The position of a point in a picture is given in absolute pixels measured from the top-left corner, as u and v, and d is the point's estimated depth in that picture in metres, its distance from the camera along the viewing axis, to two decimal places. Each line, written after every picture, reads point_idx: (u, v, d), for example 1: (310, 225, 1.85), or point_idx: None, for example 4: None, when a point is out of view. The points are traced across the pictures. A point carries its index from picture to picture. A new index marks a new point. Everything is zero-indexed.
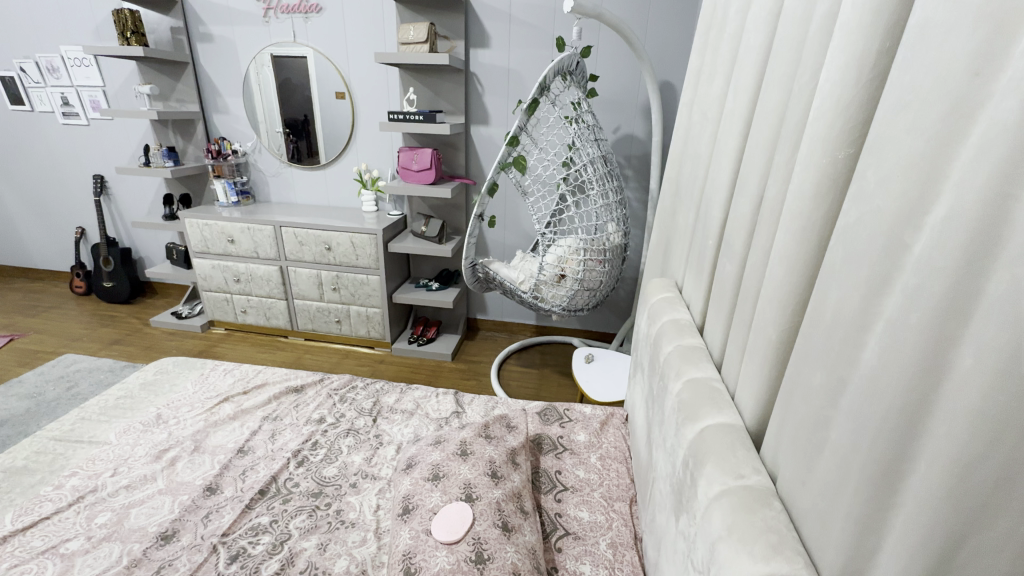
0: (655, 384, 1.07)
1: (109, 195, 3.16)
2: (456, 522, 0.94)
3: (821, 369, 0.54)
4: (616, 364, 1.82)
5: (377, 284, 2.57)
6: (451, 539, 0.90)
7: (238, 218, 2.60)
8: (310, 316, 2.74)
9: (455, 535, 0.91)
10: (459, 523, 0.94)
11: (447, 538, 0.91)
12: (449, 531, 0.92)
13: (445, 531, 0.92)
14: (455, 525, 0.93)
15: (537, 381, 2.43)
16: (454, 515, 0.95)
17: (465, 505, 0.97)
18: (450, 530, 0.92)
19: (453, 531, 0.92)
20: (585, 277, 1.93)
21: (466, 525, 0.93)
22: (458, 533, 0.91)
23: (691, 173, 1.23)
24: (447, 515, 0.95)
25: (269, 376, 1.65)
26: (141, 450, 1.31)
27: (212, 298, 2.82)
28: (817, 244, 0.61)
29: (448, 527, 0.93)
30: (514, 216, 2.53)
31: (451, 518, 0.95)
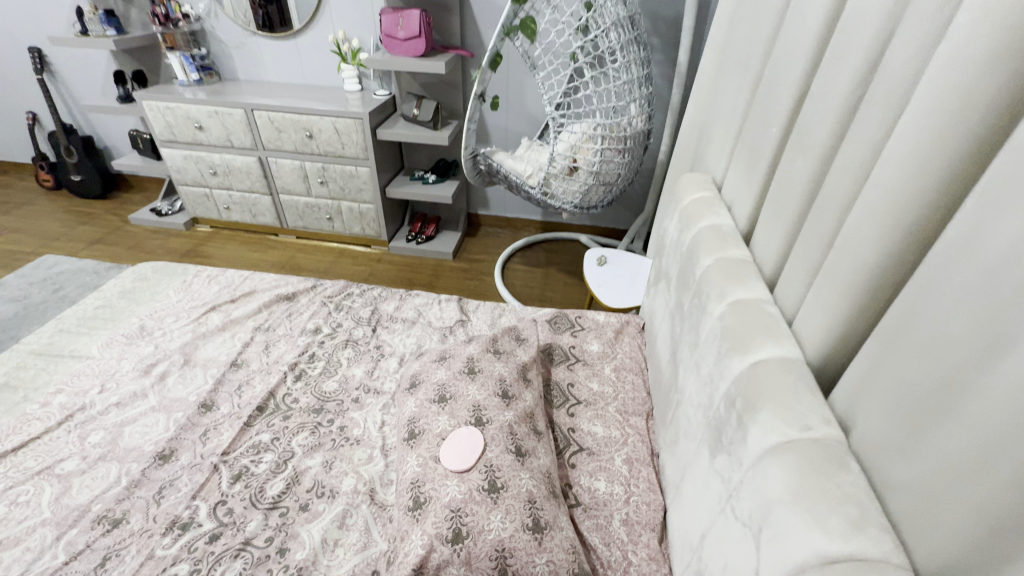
0: (687, 301, 0.94)
1: (53, 73, 2.76)
2: (467, 450, 0.87)
3: (965, 322, 0.40)
4: (631, 266, 1.68)
5: (367, 177, 2.34)
6: (464, 470, 0.84)
7: (203, 100, 2.27)
8: (299, 212, 2.54)
9: (468, 465, 0.84)
10: (470, 450, 0.87)
11: (459, 469, 0.84)
12: (461, 460, 0.85)
13: (456, 461, 0.85)
14: (465, 453, 0.86)
15: (543, 281, 2.32)
16: (463, 443, 0.88)
17: (475, 431, 0.90)
18: (461, 459, 0.85)
19: (465, 460, 0.85)
20: (600, 170, 1.71)
21: (479, 452, 0.86)
22: (471, 462, 0.85)
23: (751, 37, 0.97)
24: (455, 443, 0.88)
25: (256, 283, 1.53)
26: (128, 365, 1.24)
27: (191, 193, 2.60)
28: (971, 141, 0.44)
29: (458, 456, 0.86)
30: (519, 97, 2.21)
31: (461, 445, 0.88)
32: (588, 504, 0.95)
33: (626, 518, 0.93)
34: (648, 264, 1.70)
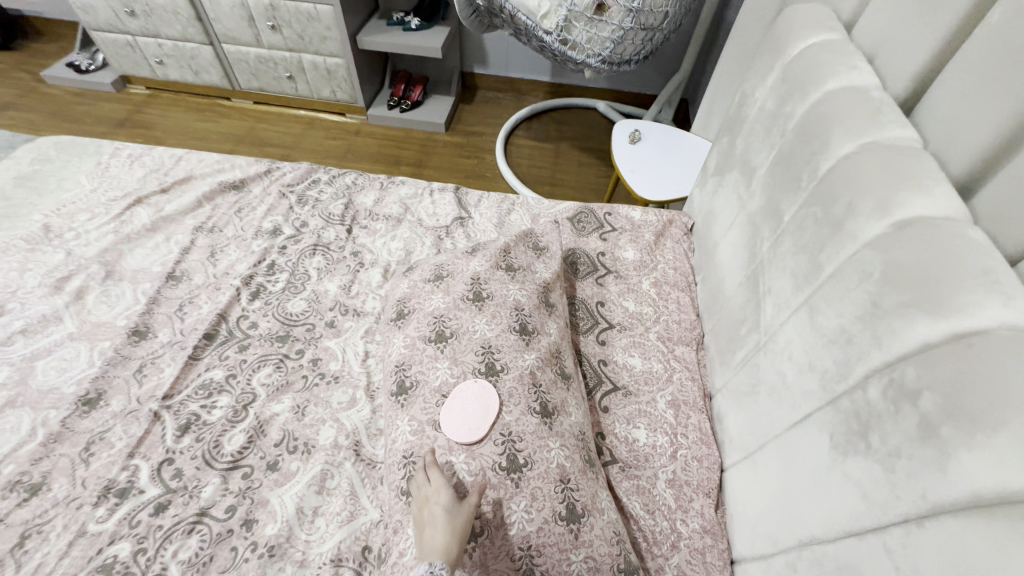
0: (796, 208, 0.64)
1: None
2: (478, 410, 0.65)
3: None
4: (675, 145, 1.33)
5: (331, 20, 1.81)
6: (480, 441, 0.63)
7: None
8: (251, 69, 2.04)
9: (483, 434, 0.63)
10: (481, 412, 0.65)
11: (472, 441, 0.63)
12: (472, 430, 0.63)
13: (465, 433, 0.63)
14: (477, 416, 0.65)
15: (554, 160, 1.95)
16: (472, 400, 0.66)
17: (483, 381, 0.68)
18: (473, 427, 0.64)
19: (476, 428, 0.64)
20: (643, 6, 1.24)
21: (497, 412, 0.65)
22: (486, 429, 0.63)
23: None
24: (458, 403, 0.66)
25: (193, 167, 1.18)
26: (33, 279, 0.96)
27: (110, 42, 2.05)
28: None
29: (468, 423, 0.64)
30: None
31: (469, 405, 0.66)
32: (626, 461, 0.77)
33: (672, 478, 0.75)
34: (707, 146, 1.34)
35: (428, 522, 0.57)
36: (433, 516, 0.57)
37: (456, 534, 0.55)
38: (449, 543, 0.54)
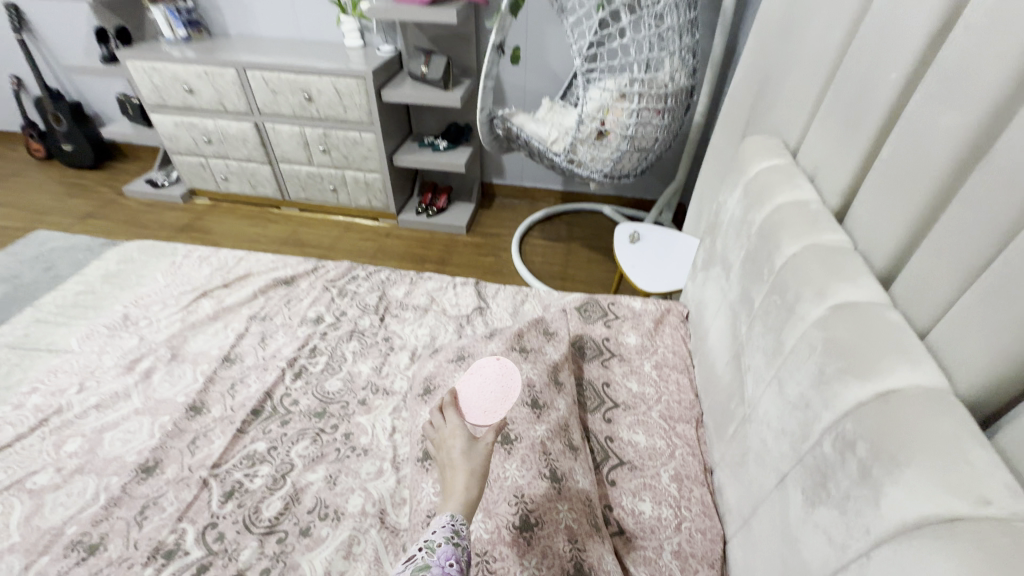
0: (762, 296, 0.77)
1: (32, 32, 2.56)
2: (495, 387, 0.78)
3: None
4: (668, 243, 1.50)
5: (373, 144, 2.15)
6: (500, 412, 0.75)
7: (191, 59, 2.06)
8: (301, 184, 2.37)
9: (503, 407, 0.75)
10: (499, 389, 0.78)
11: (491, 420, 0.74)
12: (486, 412, 0.76)
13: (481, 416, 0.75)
14: (495, 392, 0.77)
15: (564, 258, 2.14)
16: (486, 380, 0.80)
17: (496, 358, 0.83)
18: (492, 404, 0.76)
19: (496, 410, 0.76)
20: (636, 134, 1.50)
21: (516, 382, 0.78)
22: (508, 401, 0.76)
23: None
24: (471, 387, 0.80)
25: (253, 265, 1.38)
26: (109, 361, 1.11)
27: (186, 164, 2.43)
28: None
29: (485, 401, 0.77)
30: (540, 50, 1.97)
31: (484, 385, 0.79)
32: (632, 532, 0.82)
33: (678, 550, 0.79)
34: (695, 243, 1.51)
35: (449, 465, 0.65)
36: (453, 459, 0.65)
37: (474, 477, 0.62)
38: (468, 484, 0.62)
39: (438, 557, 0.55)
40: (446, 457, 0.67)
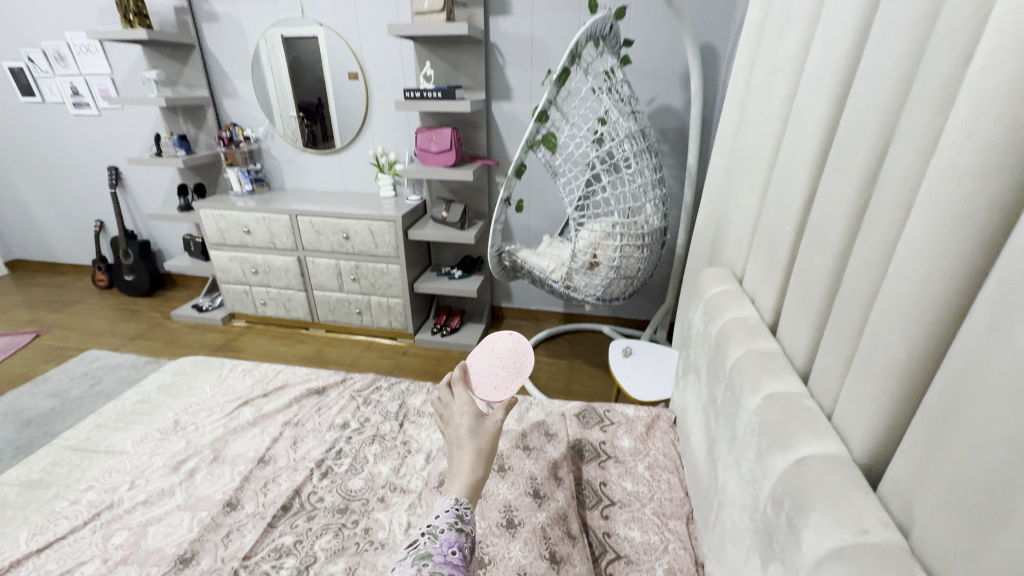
0: (721, 394, 0.93)
1: (124, 187, 3.11)
2: (506, 360, 1.00)
3: (1007, 416, 0.40)
4: (655, 357, 1.69)
5: (397, 274, 2.47)
6: (516, 383, 0.98)
7: (253, 207, 2.50)
8: (331, 308, 2.65)
9: (518, 378, 0.97)
10: (504, 369, 0.99)
11: (507, 392, 0.96)
12: (499, 384, 0.98)
13: (497, 389, 0.97)
14: (508, 365, 0.99)
15: (568, 373, 2.30)
16: (496, 356, 1.01)
17: (504, 336, 1.04)
18: (506, 376, 0.98)
19: (501, 389, 0.97)
20: (621, 264, 1.79)
21: (528, 355, 1.01)
22: (520, 373, 0.99)
23: (756, 146, 1.06)
24: (483, 366, 1.00)
25: (289, 377, 1.56)
26: (159, 461, 1.24)
27: (232, 291, 2.76)
28: (981, 239, 0.47)
29: (499, 375, 0.98)
30: (541, 198, 2.38)
31: (495, 361, 1.00)
32: None
33: None
34: (673, 353, 1.71)
35: (458, 445, 0.80)
36: (462, 439, 0.80)
37: (478, 458, 0.78)
38: (473, 465, 0.77)
39: (440, 544, 0.66)
40: (454, 434, 0.82)
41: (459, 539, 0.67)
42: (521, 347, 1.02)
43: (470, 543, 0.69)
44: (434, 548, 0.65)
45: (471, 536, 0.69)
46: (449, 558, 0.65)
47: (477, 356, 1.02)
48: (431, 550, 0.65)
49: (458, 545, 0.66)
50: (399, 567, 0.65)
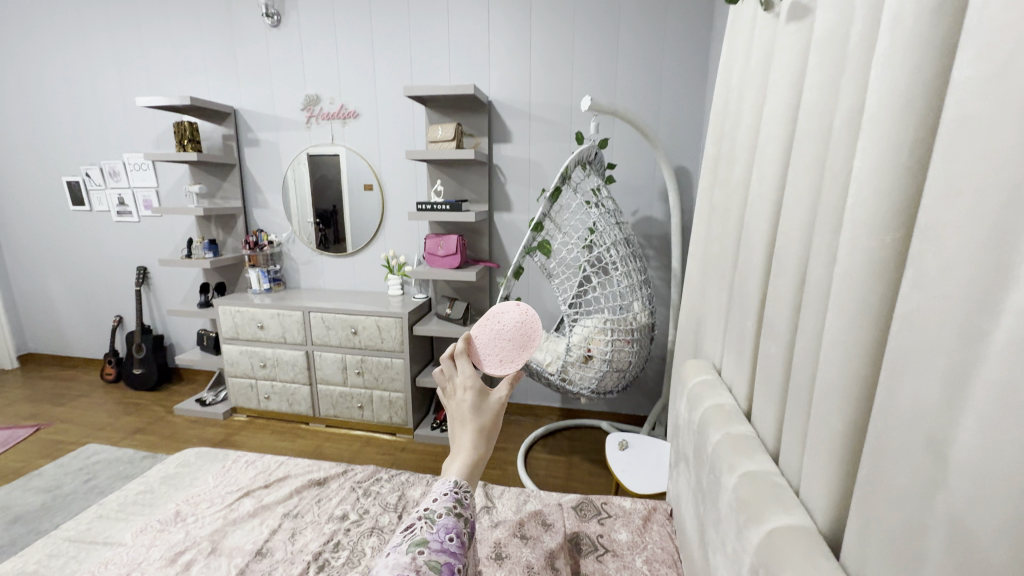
0: (706, 477, 1.00)
1: (149, 285, 3.33)
2: (515, 334, 0.94)
3: (906, 468, 0.49)
4: (650, 449, 1.73)
5: (400, 368, 2.56)
6: (522, 358, 0.93)
7: (269, 304, 2.67)
8: (333, 402, 2.70)
9: (524, 353, 0.93)
10: (513, 340, 0.93)
11: (512, 366, 0.92)
12: (507, 355, 0.93)
13: (502, 363, 0.92)
14: (516, 340, 0.94)
15: (567, 471, 2.28)
16: (504, 329, 0.94)
17: (513, 309, 0.98)
18: (513, 350, 0.93)
19: (507, 359, 0.92)
20: (613, 358, 1.90)
21: (536, 331, 0.96)
22: (527, 348, 0.94)
23: (720, 254, 1.23)
24: (489, 337, 0.94)
25: (291, 468, 1.59)
26: (156, 553, 1.23)
27: (238, 384, 2.83)
28: (876, 327, 0.59)
29: (505, 348, 0.93)
30: (538, 297, 2.57)
31: (502, 334, 0.94)
32: None
33: None
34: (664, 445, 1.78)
35: (460, 420, 0.79)
36: (464, 416, 0.79)
37: (479, 437, 0.78)
38: (473, 443, 0.78)
39: (438, 529, 0.69)
40: (455, 408, 0.81)
41: (455, 525, 0.70)
42: (529, 321, 0.97)
43: (466, 527, 0.72)
44: (430, 537, 0.68)
45: (468, 520, 0.73)
46: (445, 545, 0.68)
47: (482, 326, 0.96)
48: (426, 538, 0.68)
49: (454, 531, 0.70)
50: (394, 552, 0.68)
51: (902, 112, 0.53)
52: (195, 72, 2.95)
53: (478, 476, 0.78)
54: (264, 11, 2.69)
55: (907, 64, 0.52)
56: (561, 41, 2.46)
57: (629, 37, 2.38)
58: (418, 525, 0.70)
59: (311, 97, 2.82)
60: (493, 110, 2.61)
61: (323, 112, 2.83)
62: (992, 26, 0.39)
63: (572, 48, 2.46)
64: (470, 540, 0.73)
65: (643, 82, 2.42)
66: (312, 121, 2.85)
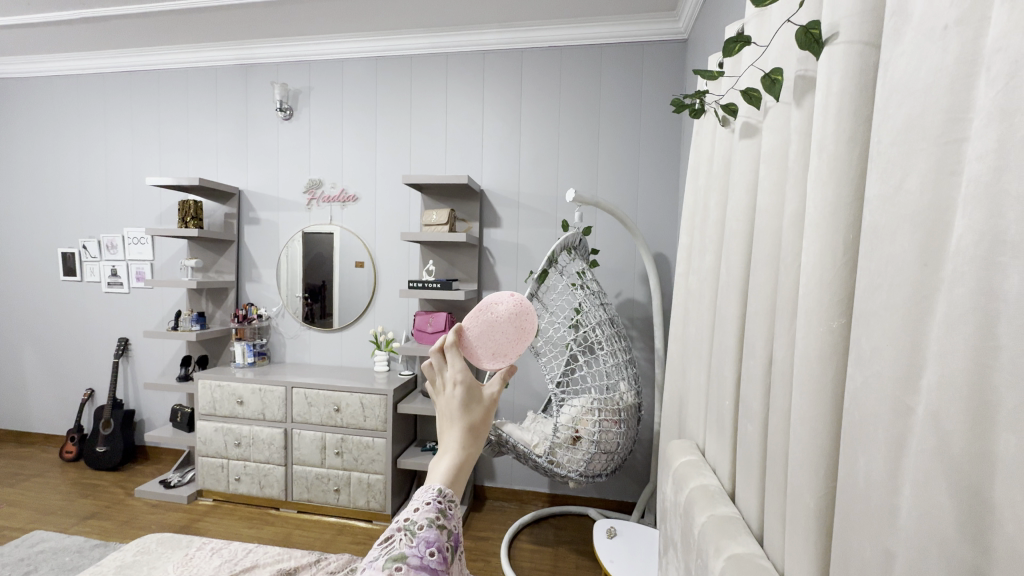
0: (694, 562, 0.98)
1: (128, 357, 3.26)
2: (508, 327, 0.94)
3: (866, 539, 0.51)
4: (639, 538, 1.67)
5: (382, 448, 2.48)
6: (516, 351, 0.95)
7: (251, 378, 2.63)
8: (307, 484, 2.57)
9: (518, 349, 0.94)
10: (507, 336, 0.94)
11: (505, 360, 0.93)
12: (500, 351, 0.93)
13: (495, 356, 0.93)
14: (510, 333, 0.94)
15: (553, 563, 2.15)
16: (498, 321, 0.94)
17: (507, 297, 0.96)
18: (507, 343, 0.94)
19: (501, 355, 0.93)
20: (601, 439, 1.89)
21: (530, 321, 0.96)
22: (520, 344, 0.95)
23: (696, 336, 1.30)
24: (481, 329, 0.93)
25: (260, 558, 1.47)
26: None
27: (208, 464, 2.69)
28: (832, 406, 0.64)
29: (499, 341, 0.93)
30: (525, 376, 2.60)
31: (495, 327, 0.94)
32: None
33: None
34: (653, 533, 1.72)
35: (447, 416, 0.81)
36: (452, 413, 0.80)
37: (465, 435, 0.79)
38: (460, 441, 0.79)
39: (417, 543, 0.68)
40: (445, 404, 0.82)
41: (437, 539, 0.69)
42: (523, 309, 0.97)
43: (447, 541, 0.71)
44: (409, 551, 0.67)
45: (449, 533, 0.72)
46: (425, 560, 0.67)
47: (475, 315, 0.94)
48: (405, 552, 0.67)
49: (435, 545, 0.69)
50: (371, 567, 0.66)
51: (832, 217, 0.63)
52: (206, 155, 3.14)
53: (465, 477, 0.78)
54: (277, 105, 2.95)
55: (831, 181, 0.62)
56: (547, 140, 2.72)
57: (608, 138, 2.65)
58: (397, 537, 0.69)
59: (314, 181, 3.00)
60: (485, 198, 2.80)
61: (324, 194, 3.00)
62: (886, 156, 0.50)
63: (557, 147, 2.71)
64: (453, 555, 0.71)
65: (622, 178, 2.65)
66: (313, 203, 3.01)
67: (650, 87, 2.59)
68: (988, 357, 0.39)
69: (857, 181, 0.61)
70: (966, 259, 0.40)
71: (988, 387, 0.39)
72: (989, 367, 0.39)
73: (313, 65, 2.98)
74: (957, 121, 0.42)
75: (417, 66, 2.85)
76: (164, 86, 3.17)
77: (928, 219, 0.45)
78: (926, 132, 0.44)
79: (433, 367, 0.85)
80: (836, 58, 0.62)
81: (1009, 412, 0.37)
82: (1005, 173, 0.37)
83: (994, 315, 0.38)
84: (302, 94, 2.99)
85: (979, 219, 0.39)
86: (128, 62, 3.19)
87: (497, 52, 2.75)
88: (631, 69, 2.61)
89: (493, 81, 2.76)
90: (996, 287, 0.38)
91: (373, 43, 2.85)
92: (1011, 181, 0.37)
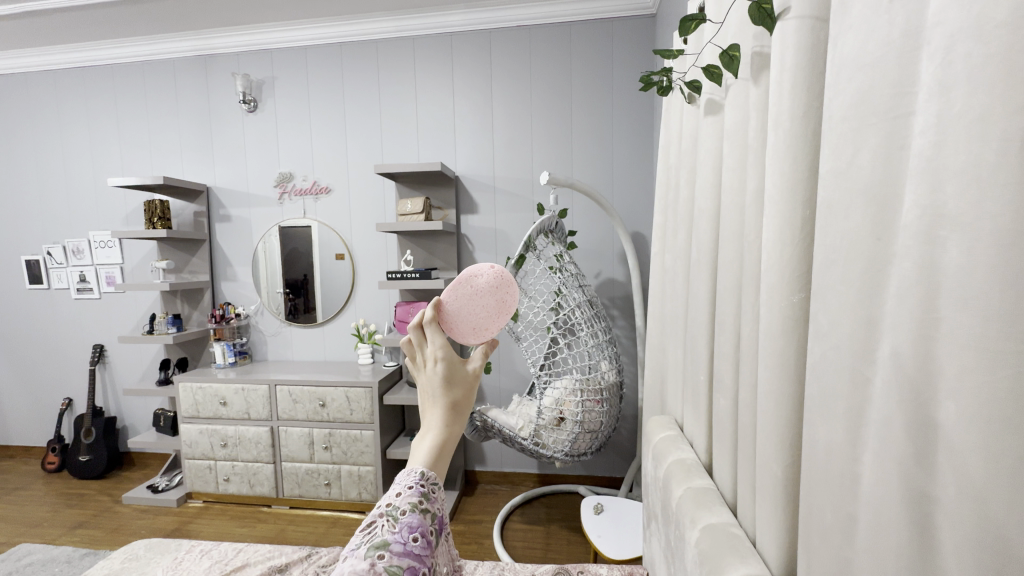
0: (672, 532, 1.01)
1: (104, 364, 3.20)
2: (488, 300, 0.93)
3: (828, 506, 0.52)
4: (627, 513, 1.71)
5: (370, 439, 2.49)
6: (496, 325, 0.95)
7: (233, 379, 2.59)
8: (297, 481, 2.57)
9: (496, 323, 0.94)
10: (486, 312, 0.93)
11: (485, 335, 0.94)
12: (480, 327, 0.93)
13: (475, 332, 0.93)
14: (489, 307, 0.93)
15: (545, 541, 2.19)
16: (477, 294, 0.92)
17: (486, 270, 0.94)
18: (486, 317, 0.94)
19: (480, 330, 0.94)
20: (584, 418, 1.92)
21: (510, 294, 0.96)
22: (499, 318, 0.95)
23: (671, 315, 1.31)
24: (461, 302, 0.91)
25: (250, 556, 1.47)
26: None
27: (195, 466, 2.67)
28: (796, 378, 0.66)
29: (478, 315, 0.92)
30: (510, 361, 2.63)
31: (474, 300, 0.92)
32: None
33: None
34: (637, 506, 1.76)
35: (429, 395, 0.80)
36: (432, 392, 0.80)
37: (445, 415, 0.79)
38: (441, 421, 0.79)
39: (401, 529, 0.69)
40: (426, 382, 0.81)
41: (420, 524, 0.70)
42: (503, 281, 0.96)
43: (432, 525, 0.72)
44: (392, 538, 0.67)
45: (433, 517, 0.73)
46: (409, 546, 0.67)
47: (454, 288, 0.91)
48: (388, 539, 0.67)
49: (419, 530, 0.69)
50: (353, 555, 0.66)
51: (790, 192, 0.63)
52: (170, 153, 3.04)
53: (446, 455, 0.79)
54: (240, 96, 2.86)
55: (788, 156, 0.63)
56: (519, 123, 2.69)
57: (580, 120, 2.63)
58: (380, 523, 0.69)
59: (285, 174, 2.93)
60: (459, 184, 2.77)
61: (296, 188, 2.93)
62: (837, 133, 0.50)
63: (530, 129, 2.68)
64: (437, 538, 0.72)
65: (597, 158, 2.64)
66: (285, 197, 2.95)
67: (620, 65, 2.57)
68: (931, 327, 0.40)
69: (811, 157, 0.62)
70: (912, 233, 0.41)
71: (932, 354, 0.40)
72: (932, 335, 0.40)
73: (275, 56, 2.88)
74: (904, 94, 0.42)
75: (383, 52, 2.77)
76: (120, 82, 3.05)
77: (880, 195, 0.45)
78: (875, 108, 0.45)
79: (413, 343, 0.84)
80: (789, 33, 0.61)
81: (952, 379, 0.38)
82: (943, 147, 0.38)
83: (937, 285, 0.39)
84: (265, 85, 2.90)
85: (921, 191, 0.40)
86: (79, 57, 3.04)
87: (464, 34, 2.69)
88: (601, 45, 2.58)
89: (462, 66, 2.70)
90: (937, 259, 0.39)
91: (335, 28, 2.76)
92: (948, 156, 0.37)
